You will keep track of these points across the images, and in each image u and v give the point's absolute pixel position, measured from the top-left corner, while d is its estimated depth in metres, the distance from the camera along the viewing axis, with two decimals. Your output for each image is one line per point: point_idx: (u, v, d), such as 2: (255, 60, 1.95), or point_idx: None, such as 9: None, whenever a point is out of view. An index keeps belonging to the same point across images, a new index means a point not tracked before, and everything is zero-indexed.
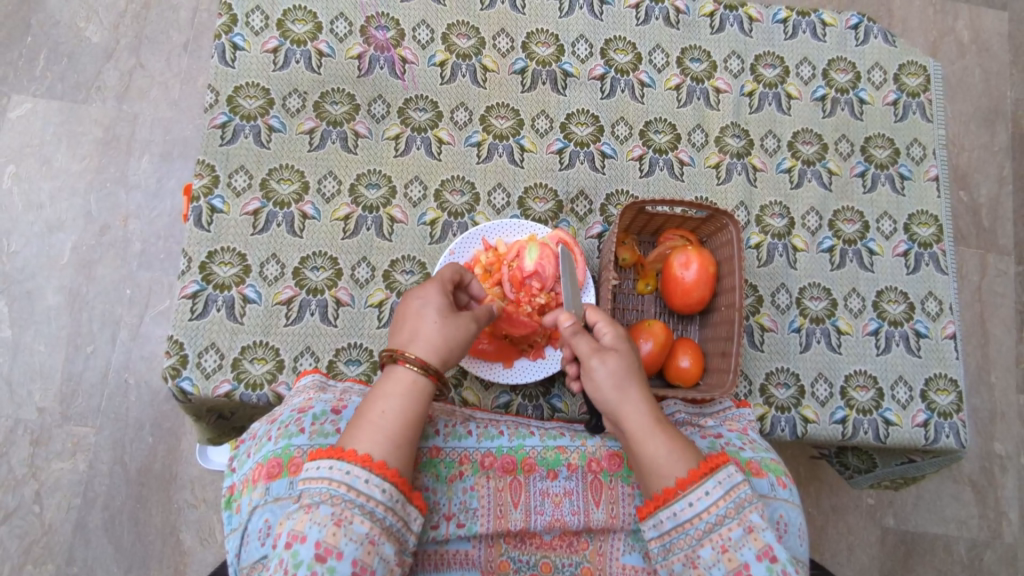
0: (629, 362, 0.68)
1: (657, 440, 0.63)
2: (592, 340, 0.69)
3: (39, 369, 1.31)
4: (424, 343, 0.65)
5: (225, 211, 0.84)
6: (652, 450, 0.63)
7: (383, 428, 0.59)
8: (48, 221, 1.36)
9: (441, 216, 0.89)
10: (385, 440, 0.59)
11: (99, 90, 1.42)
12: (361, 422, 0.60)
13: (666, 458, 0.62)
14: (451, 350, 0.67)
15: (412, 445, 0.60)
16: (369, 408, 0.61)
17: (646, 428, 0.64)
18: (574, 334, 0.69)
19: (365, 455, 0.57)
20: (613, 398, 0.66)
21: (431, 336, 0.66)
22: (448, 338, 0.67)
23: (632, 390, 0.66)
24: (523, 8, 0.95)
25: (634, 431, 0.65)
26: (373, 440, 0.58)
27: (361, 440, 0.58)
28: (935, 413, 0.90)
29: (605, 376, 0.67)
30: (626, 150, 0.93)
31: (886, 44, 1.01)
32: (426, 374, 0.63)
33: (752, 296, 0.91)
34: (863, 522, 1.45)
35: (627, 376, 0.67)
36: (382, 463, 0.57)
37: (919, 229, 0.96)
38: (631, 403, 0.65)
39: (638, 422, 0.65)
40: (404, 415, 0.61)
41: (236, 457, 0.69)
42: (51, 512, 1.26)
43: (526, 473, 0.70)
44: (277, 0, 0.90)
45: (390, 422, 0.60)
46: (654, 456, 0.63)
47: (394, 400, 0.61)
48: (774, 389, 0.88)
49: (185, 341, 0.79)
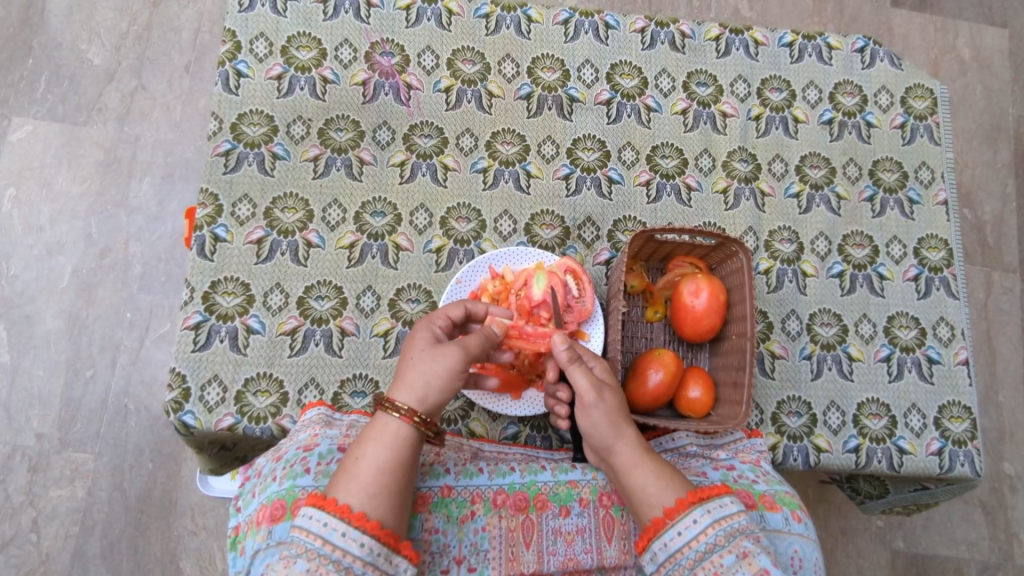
0: (617, 395, 0.69)
1: (646, 471, 0.64)
2: (588, 373, 0.68)
3: (38, 395, 1.29)
4: (403, 383, 0.65)
5: (229, 240, 0.83)
6: (641, 481, 0.64)
7: (361, 477, 0.59)
8: (48, 244, 1.35)
9: (447, 243, 0.88)
10: (362, 490, 0.58)
11: (100, 112, 1.41)
12: (342, 471, 0.60)
13: (655, 489, 0.63)
14: (431, 385, 0.64)
15: (394, 494, 0.59)
16: (349, 457, 0.61)
17: (635, 460, 0.65)
18: (571, 364, 0.68)
19: (343, 506, 0.57)
20: (602, 430, 0.66)
21: (410, 375, 0.65)
22: (426, 374, 0.65)
23: (622, 422, 0.67)
24: (528, 34, 0.95)
25: (623, 463, 0.65)
26: (351, 490, 0.58)
27: (340, 490, 0.58)
28: (949, 441, 0.88)
29: (599, 410, 0.66)
30: (633, 176, 0.92)
31: (892, 67, 1.00)
32: (398, 417, 0.62)
33: (762, 322, 0.90)
34: (873, 545, 1.43)
35: (618, 411, 0.67)
36: (361, 515, 0.57)
37: (929, 253, 0.95)
38: (621, 435, 0.66)
39: (626, 454, 0.65)
40: (383, 462, 0.60)
41: (241, 496, 0.68)
42: (49, 541, 1.24)
43: (538, 511, 0.69)
44: (281, 27, 0.90)
45: (369, 470, 0.59)
46: (643, 488, 0.64)
47: (378, 449, 0.61)
48: (785, 418, 0.87)
49: (187, 374, 0.78)
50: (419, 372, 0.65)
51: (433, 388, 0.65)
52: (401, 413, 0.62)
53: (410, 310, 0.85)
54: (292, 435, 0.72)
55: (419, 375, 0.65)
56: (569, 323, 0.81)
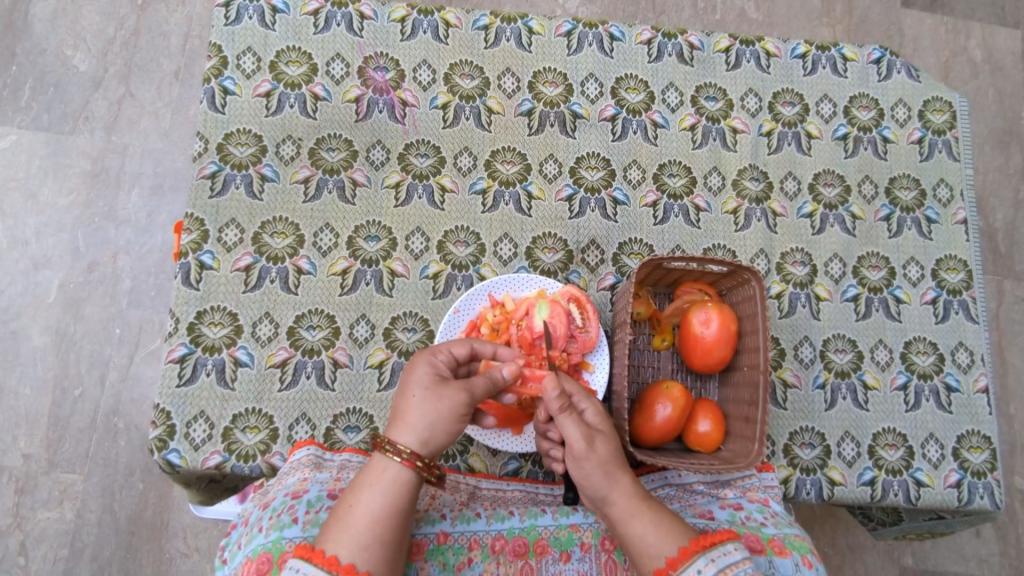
0: (612, 441, 0.63)
1: (644, 519, 0.59)
2: (578, 422, 0.62)
3: (25, 415, 1.22)
4: (405, 423, 0.60)
5: (215, 267, 0.79)
6: (640, 531, 0.59)
7: (353, 527, 0.55)
8: (34, 258, 1.28)
9: (445, 268, 0.84)
10: (355, 540, 0.54)
11: (87, 121, 1.35)
12: (333, 519, 0.56)
13: (655, 539, 0.58)
14: (435, 428, 0.60)
15: (389, 545, 0.55)
16: (342, 503, 0.57)
17: (631, 509, 0.60)
18: (562, 413, 0.62)
19: (331, 557, 0.53)
20: (595, 481, 0.61)
21: (413, 416, 0.61)
22: (431, 415, 0.61)
23: (616, 470, 0.61)
24: (529, 46, 0.91)
25: (619, 513, 0.60)
26: (342, 540, 0.54)
27: (330, 540, 0.54)
28: (968, 472, 0.83)
29: (590, 461, 0.61)
30: (639, 197, 0.89)
31: (910, 79, 0.96)
32: (399, 461, 0.58)
33: (774, 349, 0.86)
34: (881, 562, 1.31)
35: (612, 460, 0.61)
36: (350, 567, 0.53)
37: (948, 275, 0.90)
38: (617, 485, 0.61)
39: (621, 504, 0.60)
40: (379, 511, 0.56)
41: (227, 547, 0.65)
42: (37, 565, 1.17)
43: (537, 557, 0.65)
44: (270, 41, 0.86)
45: (361, 519, 0.55)
46: (642, 539, 0.59)
47: (374, 497, 0.57)
48: (798, 450, 0.82)
49: (172, 410, 0.74)
50: (423, 413, 0.61)
51: (437, 430, 0.60)
52: (403, 457, 0.58)
53: (406, 339, 0.81)
54: (281, 478, 0.68)
55: (422, 416, 0.60)
56: (573, 354, 0.77)
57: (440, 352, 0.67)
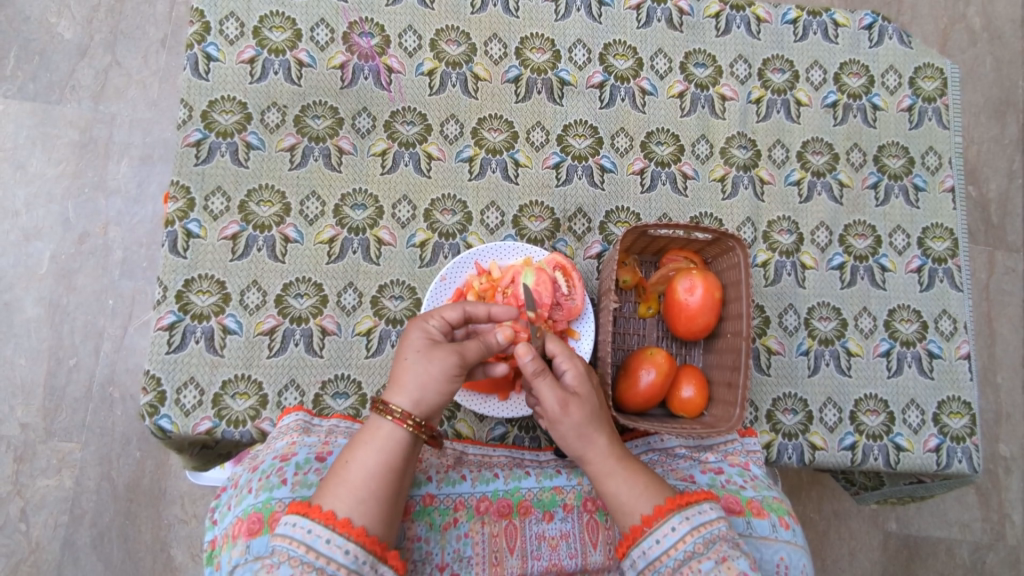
0: (588, 404, 0.62)
1: (616, 479, 0.61)
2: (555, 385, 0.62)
3: (21, 384, 1.23)
4: (399, 385, 0.61)
5: (202, 236, 0.79)
6: (613, 489, 0.61)
7: (349, 482, 0.56)
8: (25, 229, 1.28)
9: (432, 237, 0.84)
10: (351, 495, 0.55)
11: (74, 90, 1.33)
12: (331, 476, 0.57)
13: (627, 497, 0.60)
14: (427, 389, 0.60)
15: (383, 502, 0.56)
16: (342, 461, 0.58)
17: (607, 469, 0.62)
18: (534, 377, 0.61)
19: (328, 512, 0.54)
20: (571, 442, 0.62)
21: (406, 377, 0.61)
22: (423, 377, 0.61)
23: (590, 432, 0.62)
24: (516, 11, 0.90)
25: (596, 472, 0.62)
26: (340, 495, 0.55)
27: (328, 495, 0.55)
28: (948, 437, 0.84)
29: (565, 425, 0.62)
30: (626, 164, 0.89)
31: (902, 45, 0.96)
32: (392, 420, 0.58)
33: (758, 317, 0.86)
34: (865, 527, 1.34)
35: (588, 422, 0.62)
36: (346, 521, 0.54)
37: (934, 243, 0.91)
38: (592, 445, 0.62)
39: (597, 463, 0.62)
40: (376, 470, 0.57)
41: (217, 509, 0.66)
42: (38, 530, 1.19)
43: (521, 516, 0.67)
44: (253, 6, 0.84)
45: (359, 475, 0.56)
46: (615, 496, 0.61)
47: (370, 455, 0.57)
48: (780, 416, 0.83)
49: (162, 376, 0.75)
50: (415, 375, 0.61)
51: (430, 391, 0.60)
52: (395, 416, 0.58)
53: (393, 307, 0.82)
54: (270, 444, 0.69)
55: (415, 377, 0.61)
56: (558, 322, 0.78)
57: (432, 314, 0.66)
